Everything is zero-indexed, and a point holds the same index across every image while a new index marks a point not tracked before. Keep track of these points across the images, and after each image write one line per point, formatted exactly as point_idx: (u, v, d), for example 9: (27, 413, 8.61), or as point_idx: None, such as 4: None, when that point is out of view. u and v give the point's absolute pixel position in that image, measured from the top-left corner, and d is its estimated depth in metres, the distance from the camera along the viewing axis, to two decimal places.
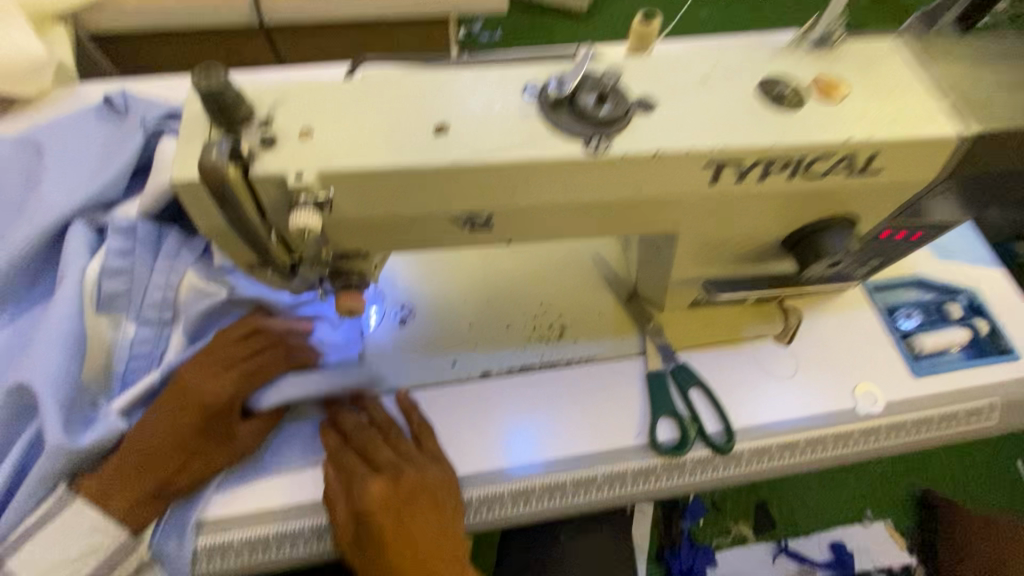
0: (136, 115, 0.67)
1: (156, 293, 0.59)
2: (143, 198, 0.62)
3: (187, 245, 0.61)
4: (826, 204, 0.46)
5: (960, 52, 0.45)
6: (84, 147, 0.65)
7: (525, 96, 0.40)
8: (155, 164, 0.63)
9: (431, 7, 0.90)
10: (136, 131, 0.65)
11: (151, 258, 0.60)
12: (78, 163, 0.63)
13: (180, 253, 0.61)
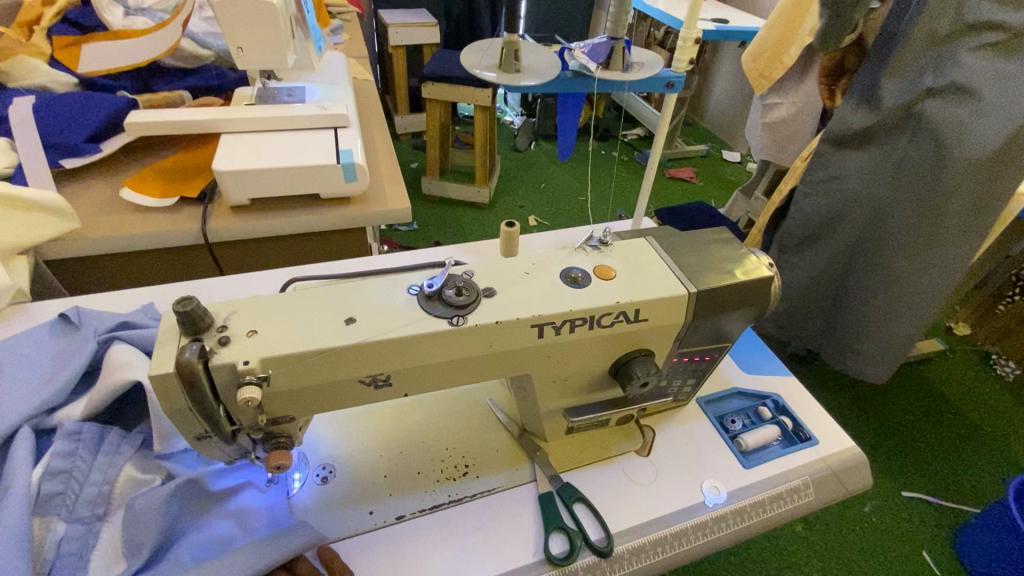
0: (88, 327, 0.81)
1: (92, 489, 0.66)
2: (89, 399, 0.71)
3: (127, 439, 0.70)
4: (625, 343, 0.67)
5: (683, 242, 0.73)
6: (37, 361, 0.76)
7: (409, 293, 0.59)
8: (104, 367, 0.74)
9: (351, 222, 1.16)
10: (90, 341, 0.78)
11: (92, 456, 0.68)
12: (30, 375, 0.74)
13: (120, 448, 0.70)
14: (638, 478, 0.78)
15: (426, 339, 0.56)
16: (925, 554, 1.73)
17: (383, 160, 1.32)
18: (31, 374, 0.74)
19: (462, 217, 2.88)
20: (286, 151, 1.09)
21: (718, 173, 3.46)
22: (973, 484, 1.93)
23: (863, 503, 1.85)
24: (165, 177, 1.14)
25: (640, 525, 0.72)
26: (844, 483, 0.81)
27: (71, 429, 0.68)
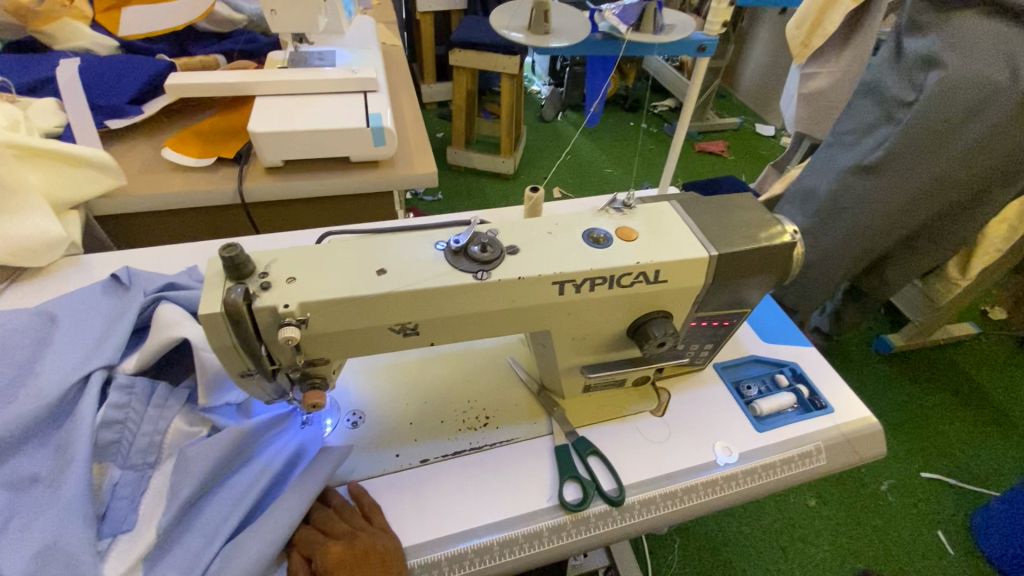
0: (138, 286, 0.87)
1: (145, 439, 0.71)
2: (141, 355, 0.75)
3: (176, 392, 0.75)
4: (644, 304, 0.69)
5: (707, 206, 0.73)
6: (92, 316, 0.81)
7: (436, 248, 0.62)
8: (155, 323, 0.77)
9: (379, 186, 1.18)
10: (139, 299, 0.82)
11: (144, 406, 0.72)
12: (87, 329, 0.79)
13: (168, 400, 0.74)
14: (652, 436, 0.80)
15: (452, 290, 0.59)
16: (939, 534, 1.74)
17: (411, 126, 1.33)
18: (86, 331, 0.79)
19: (487, 187, 2.89)
20: (318, 114, 1.12)
21: (750, 147, 3.36)
22: (996, 467, 1.91)
23: (880, 481, 1.85)
24: (202, 139, 1.18)
25: (651, 480, 0.75)
26: (856, 450, 0.83)
27: (126, 381, 0.72)
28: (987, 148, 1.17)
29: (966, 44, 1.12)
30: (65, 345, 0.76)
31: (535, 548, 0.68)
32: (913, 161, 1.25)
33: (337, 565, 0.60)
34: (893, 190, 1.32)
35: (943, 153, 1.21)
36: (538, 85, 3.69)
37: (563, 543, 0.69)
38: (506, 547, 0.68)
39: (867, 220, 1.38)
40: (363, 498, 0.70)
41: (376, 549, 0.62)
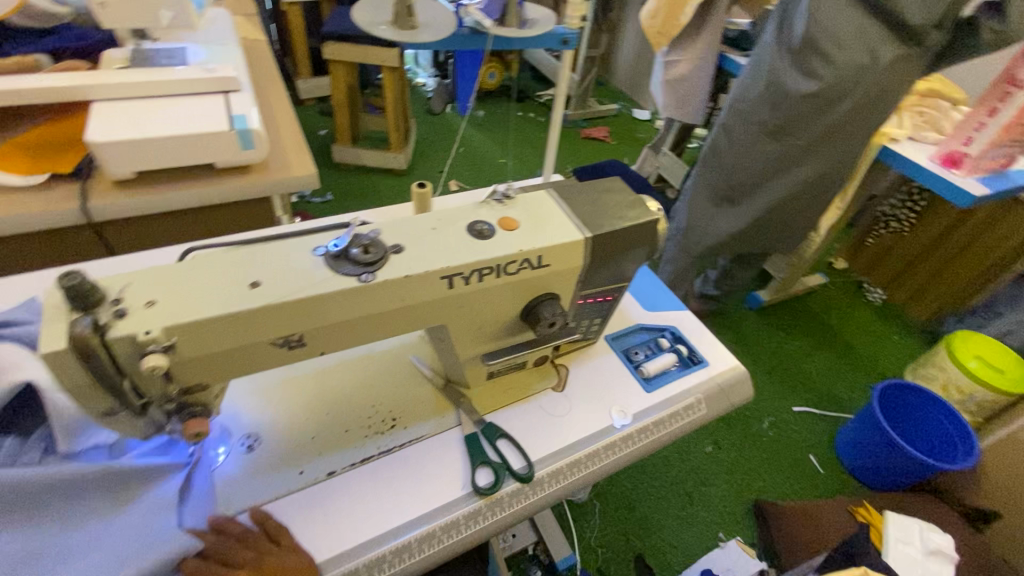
0: None
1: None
2: None
3: (26, 445, 0.65)
4: (531, 289, 0.73)
5: (581, 191, 0.78)
6: None
7: (315, 254, 0.60)
8: None
9: (254, 192, 1.11)
10: None
11: None
12: None
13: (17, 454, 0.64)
14: (555, 412, 0.85)
15: (336, 295, 0.58)
16: (810, 457, 2.02)
17: (285, 127, 1.26)
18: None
19: (380, 185, 2.80)
20: (173, 119, 1.02)
21: (631, 131, 3.58)
22: (847, 392, 2.26)
23: (762, 420, 2.11)
24: (29, 151, 1.02)
25: (557, 453, 0.80)
26: (729, 397, 0.94)
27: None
28: (860, 111, 1.38)
29: (847, 20, 1.23)
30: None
31: (453, 538, 0.70)
32: (809, 129, 1.43)
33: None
34: (796, 155, 1.49)
35: (830, 119, 1.39)
36: (423, 77, 3.65)
37: (479, 527, 0.72)
38: (424, 542, 0.69)
39: (771, 182, 1.57)
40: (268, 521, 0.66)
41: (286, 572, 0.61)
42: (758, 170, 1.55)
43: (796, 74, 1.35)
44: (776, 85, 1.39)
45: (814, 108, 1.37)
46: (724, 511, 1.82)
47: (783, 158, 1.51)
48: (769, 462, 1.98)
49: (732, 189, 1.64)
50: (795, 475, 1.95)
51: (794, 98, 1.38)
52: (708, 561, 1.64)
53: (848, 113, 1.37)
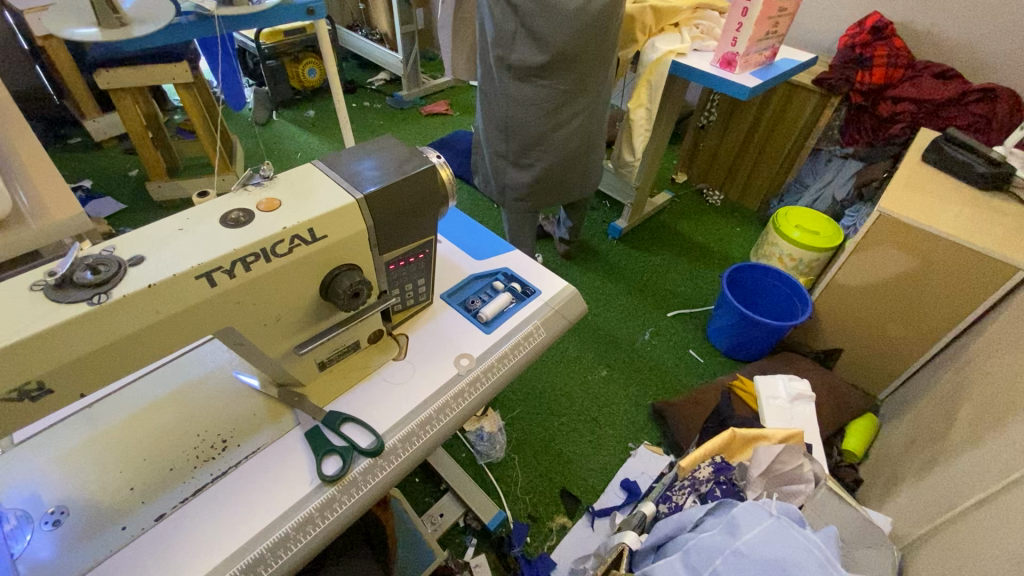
0: None
1: None
2: None
3: None
4: (320, 264, 0.70)
5: (351, 157, 0.77)
6: None
7: (33, 290, 0.53)
8: None
9: (14, 251, 0.97)
10: None
11: None
12: None
13: None
14: (400, 379, 0.85)
15: (70, 327, 0.52)
16: (691, 352, 2.23)
17: (39, 170, 1.10)
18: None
19: None
20: None
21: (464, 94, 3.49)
22: (707, 287, 2.52)
23: (644, 333, 2.29)
24: None
25: (405, 418, 0.80)
26: (565, 316, 1.00)
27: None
28: (586, 32, 1.42)
29: None
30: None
31: (310, 534, 0.68)
32: (549, 59, 1.45)
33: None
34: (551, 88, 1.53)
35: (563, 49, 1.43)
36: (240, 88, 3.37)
37: (336, 515, 0.70)
38: (277, 549, 0.66)
39: (541, 120, 1.59)
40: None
41: None
42: (523, 109, 1.57)
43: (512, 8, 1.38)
44: (502, 23, 1.41)
45: (542, 40, 1.41)
46: (629, 423, 1.97)
47: (541, 96, 1.54)
48: (656, 367, 2.16)
49: (513, 134, 1.65)
50: (679, 371, 2.15)
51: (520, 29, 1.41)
52: (623, 473, 1.80)
53: (574, 34, 1.40)
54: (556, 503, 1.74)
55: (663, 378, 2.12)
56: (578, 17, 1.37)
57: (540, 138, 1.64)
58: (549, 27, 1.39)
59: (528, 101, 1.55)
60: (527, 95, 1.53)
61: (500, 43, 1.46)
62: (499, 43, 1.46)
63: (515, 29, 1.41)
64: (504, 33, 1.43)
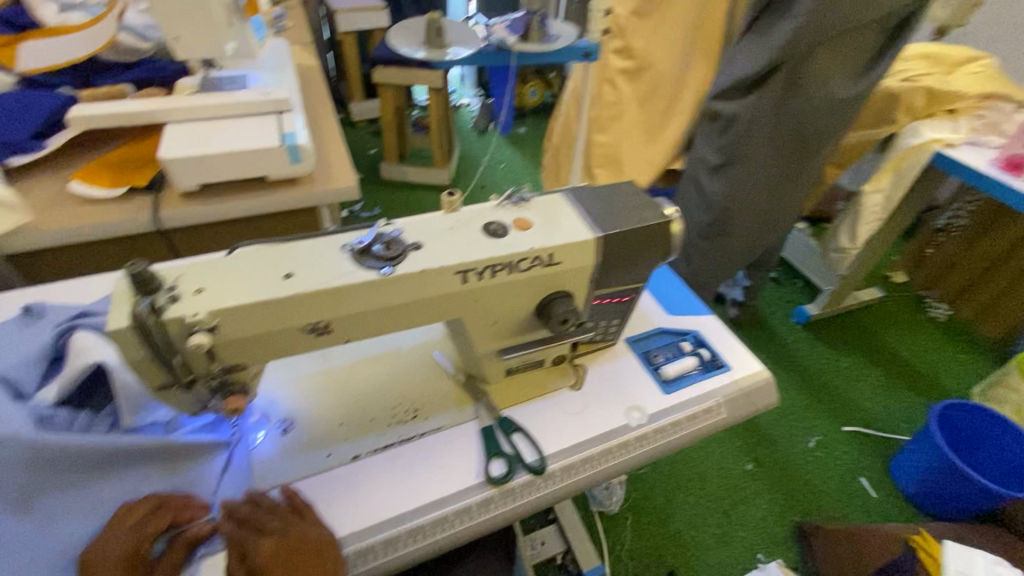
0: (49, 317, 0.87)
1: None
2: (60, 381, 0.76)
3: (98, 419, 0.77)
4: (544, 286, 0.76)
5: (595, 194, 0.81)
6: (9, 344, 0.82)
7: (342, 252, 0.66)
8: (72, 353, 0.79)
9: (300, 203, 1.21)
10: (51, 329, 0.83)
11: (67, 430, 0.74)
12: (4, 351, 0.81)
13: (93, 425, 0.76)
14: (572, 409, 0.87)
15: (361, 288, 0.64)
16: (861, 480, 1.91)
17: (331, 143, 1.36)
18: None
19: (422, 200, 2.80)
20: (233, 136, 1.13)
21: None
22: (901, 412, 2.13)
23: (808, 440, 2.01)
24: (112, 168, 1.17)
25: (569, 448, 0.81)
26: (750, 401, 0.94)
27: (44, 412, 0.74)
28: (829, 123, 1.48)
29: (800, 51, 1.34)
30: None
31: (465, 523, 0.74)
32: (785, 145, 1.52)
33: (273, 558, 0.61)
34: (778, 173, 1.58)
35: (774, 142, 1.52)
36: (468, 97, 3.73)
37: (489, 514, 0.75)
38: (437, 525, 0.73)
39: (739, 201, 1.65)
40: (263, 500, 0.69)
41: (309, 541, 0.64)
42: (732, 189, 1.63)
43: (763, 101, 1.45)
44: (742, 114, 1.48)
45: (784, 130, 1.49)
46: (763, 532, 1.75)
47: (765, 179, 1.59)
48: (812, 480, 1.89)
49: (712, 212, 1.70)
50: (839, 495, 1.86)
51: (767, 120, 1.48)
52: None
53: (821, 125, 1.47)
54: None
55: (816, 497, 1.85)
56: (830, 111, 1.45)
57: (744, 215, 1.67)
58: (797, 121, 1.46)
59: (750, 182, 1.60)
60: (752, 177, 1.59)
61: (735, 133, 1.53)
62: (732, 132, 1.53)
63: (758, 120, 1.48)
64: (745, 123, 1.50)
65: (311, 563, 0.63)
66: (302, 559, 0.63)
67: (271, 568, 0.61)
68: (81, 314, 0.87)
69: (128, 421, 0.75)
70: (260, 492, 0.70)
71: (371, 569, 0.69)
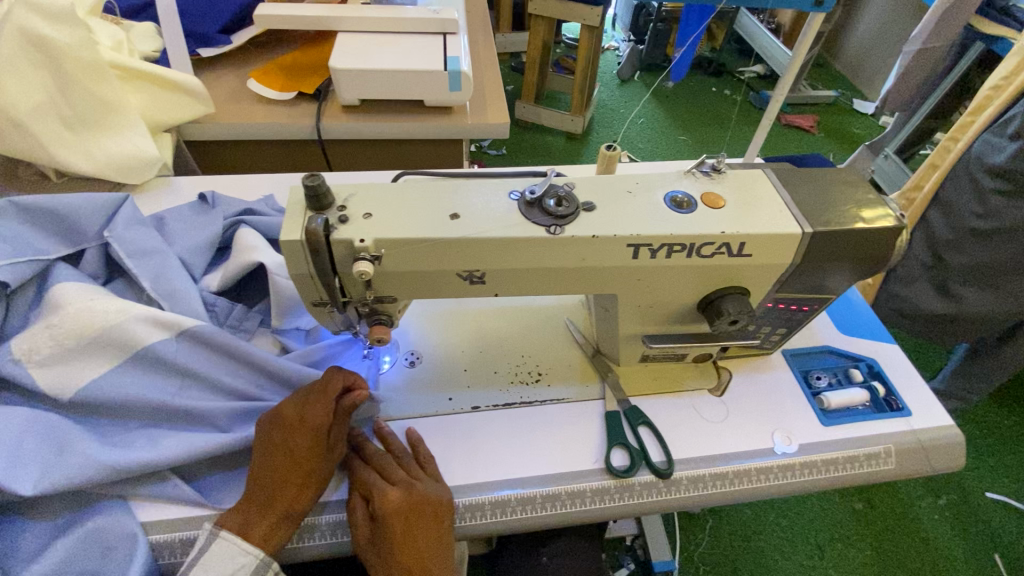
0: (220, 208, 0.93)
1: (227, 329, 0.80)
2: (225, 272, 0.82)
3: (249, 314, 0.82)
4: (720, 277, 0.65)
5: (806, 178, 0.67)
6: (186, 226, 0.89)
7: (510, 198, 0.60)
8: (236, 247, 0.83)
9: (450, 133, 1.16)
10: (221, 220, 0.89)
11: (223, 319, 0.80)
12: (182, 233, 0.88)
13: (244, 318, 0.81)
14: (709, 416, 0.78)
15: (526, 242, 0.58)
16: (994, 558, 1.54)
17: (488, 73, 1.29)
18: (146, 262, 0.79)
19: (551, 145, 2.65)
20: (398, 54, 1.10)
21: (854, 104, 2.84)
22: None
23: (938, 495, 1.65)
24: (285, 73, 1.19)
25: (701, 458, 0.74)
26: (928, 460, 0.77)
27: (210, 300, 0.80)
28: None
29: None
30: (75, 285, 0.70)
31: (576, 507, 0.69)
32: None
33: (395, 511, 0.63)
34: None
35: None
36: (617, 40, 3.28)
37: (602, 506, 0.69)
38: (547, 501, 0.69)
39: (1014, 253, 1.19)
40: (394, 442, 0.71)
41: (430, 500, 0.65)
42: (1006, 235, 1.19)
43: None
44: None
45: None
46: None
47: None
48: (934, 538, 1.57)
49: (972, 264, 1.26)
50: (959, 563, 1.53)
51: None
52: None
53: None
54: None
55: (933, 560, 1.54)
56: None
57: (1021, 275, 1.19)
58: None
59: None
60: None
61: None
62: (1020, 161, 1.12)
63: None
64: None
65: (426, 527, 0.64)
66: (419, 521, 0.64)
67: (391, 521, 0.63)
68: (245, 212, 0.92)
69: (277, 324, 0.80)
70: (390, 433, 0.73)
71: (477, 526, 0.67)
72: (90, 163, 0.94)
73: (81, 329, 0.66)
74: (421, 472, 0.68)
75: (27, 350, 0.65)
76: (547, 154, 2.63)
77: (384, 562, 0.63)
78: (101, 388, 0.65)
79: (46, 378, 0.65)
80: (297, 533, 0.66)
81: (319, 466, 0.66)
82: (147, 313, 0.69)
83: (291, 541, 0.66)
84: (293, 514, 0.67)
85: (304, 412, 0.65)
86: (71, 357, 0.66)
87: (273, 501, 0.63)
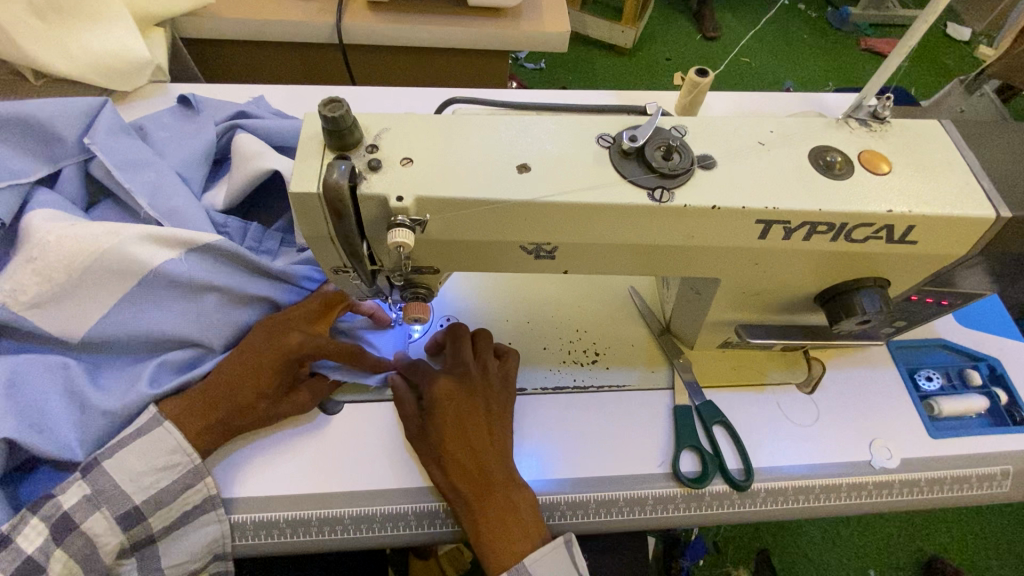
0: (209, 112, 0.78)
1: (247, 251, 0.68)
2: (228, 190, 0.69)
3: (267, 234, 0.69)
4: (854, 267, 0.50)
5: (1002, 134, 0.48)
6: (177, 132, 0.75)
7: (599, 144, 0.44)
8: (236, 159, 0.70)
9: (496, 41, 0.96)
10: (211, 126, 0.74)
11: (240, 239, 0.68)
12: (172, 140, 0.73)
13: (263, 240, 0.69)
14: (795, 416, 0.66)
15: (617, 212, 0.43)
16: None
17: None
18: (143, 178, 0.66)
19: (595, 61, 2.29)
20: None
21: None
22: None
23: None
24: None
25: (783, 468, 0.63)
26: None
27: (218, 219, 0.68)
28: None
29: None
30: (45, 211, 0.58)
31: (634, 516, 0.59)
32: None
33: (447, 396, 0.57)
34: None
35: None
36: None
37: (664, 516, 0.60)
38: (602, 507, 0.59)
39: None
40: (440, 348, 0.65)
41: (482, 392, 0.59)
42: None
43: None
44: None
45: None
46: (884, 549, 1.28)
47: None
48: (993, 518, 1.32)
49: None
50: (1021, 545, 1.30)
51: None
52: None
53: None
54: (747, 554, 1.27)
55: (980, 535, 1.31)
56: None
57: None
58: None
59: None
60: None
61: None
62: None
63: None
64: None
65: (479, 435, 0.57)
66: (473, 423, 0.57)
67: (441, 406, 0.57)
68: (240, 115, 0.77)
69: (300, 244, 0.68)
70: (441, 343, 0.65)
71: None
72: (70, 62, 0.78)
73: (70, 261, 0.54)
74: (485, 369, 0.61)
75: (12, 291, 0.54)
76: (588, 67, 2.26)
77: (435, 452, 0.56)
78: (115, 323, 0.56)
79: (45, 320, 0.55)
80: (314, 524, 0.57)
81: (278, 396, 0.59)
82: (143, 232, 0.56)
83: (306, 534, 0.56)
84: (308, 501, 0.57)
85: (287, 335, 0.59)
86: (69, 294, 0.55)
87: (225, 403, 0.56)
